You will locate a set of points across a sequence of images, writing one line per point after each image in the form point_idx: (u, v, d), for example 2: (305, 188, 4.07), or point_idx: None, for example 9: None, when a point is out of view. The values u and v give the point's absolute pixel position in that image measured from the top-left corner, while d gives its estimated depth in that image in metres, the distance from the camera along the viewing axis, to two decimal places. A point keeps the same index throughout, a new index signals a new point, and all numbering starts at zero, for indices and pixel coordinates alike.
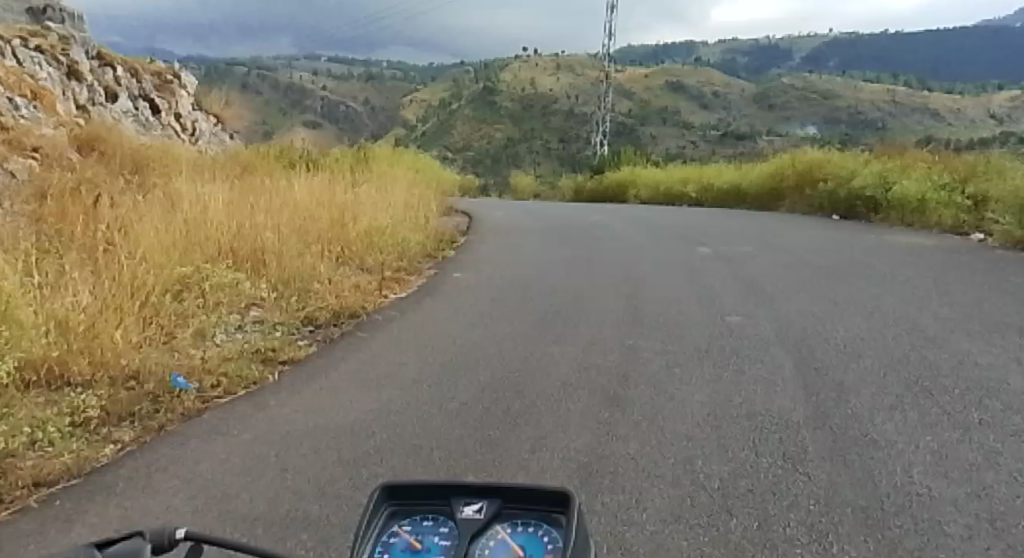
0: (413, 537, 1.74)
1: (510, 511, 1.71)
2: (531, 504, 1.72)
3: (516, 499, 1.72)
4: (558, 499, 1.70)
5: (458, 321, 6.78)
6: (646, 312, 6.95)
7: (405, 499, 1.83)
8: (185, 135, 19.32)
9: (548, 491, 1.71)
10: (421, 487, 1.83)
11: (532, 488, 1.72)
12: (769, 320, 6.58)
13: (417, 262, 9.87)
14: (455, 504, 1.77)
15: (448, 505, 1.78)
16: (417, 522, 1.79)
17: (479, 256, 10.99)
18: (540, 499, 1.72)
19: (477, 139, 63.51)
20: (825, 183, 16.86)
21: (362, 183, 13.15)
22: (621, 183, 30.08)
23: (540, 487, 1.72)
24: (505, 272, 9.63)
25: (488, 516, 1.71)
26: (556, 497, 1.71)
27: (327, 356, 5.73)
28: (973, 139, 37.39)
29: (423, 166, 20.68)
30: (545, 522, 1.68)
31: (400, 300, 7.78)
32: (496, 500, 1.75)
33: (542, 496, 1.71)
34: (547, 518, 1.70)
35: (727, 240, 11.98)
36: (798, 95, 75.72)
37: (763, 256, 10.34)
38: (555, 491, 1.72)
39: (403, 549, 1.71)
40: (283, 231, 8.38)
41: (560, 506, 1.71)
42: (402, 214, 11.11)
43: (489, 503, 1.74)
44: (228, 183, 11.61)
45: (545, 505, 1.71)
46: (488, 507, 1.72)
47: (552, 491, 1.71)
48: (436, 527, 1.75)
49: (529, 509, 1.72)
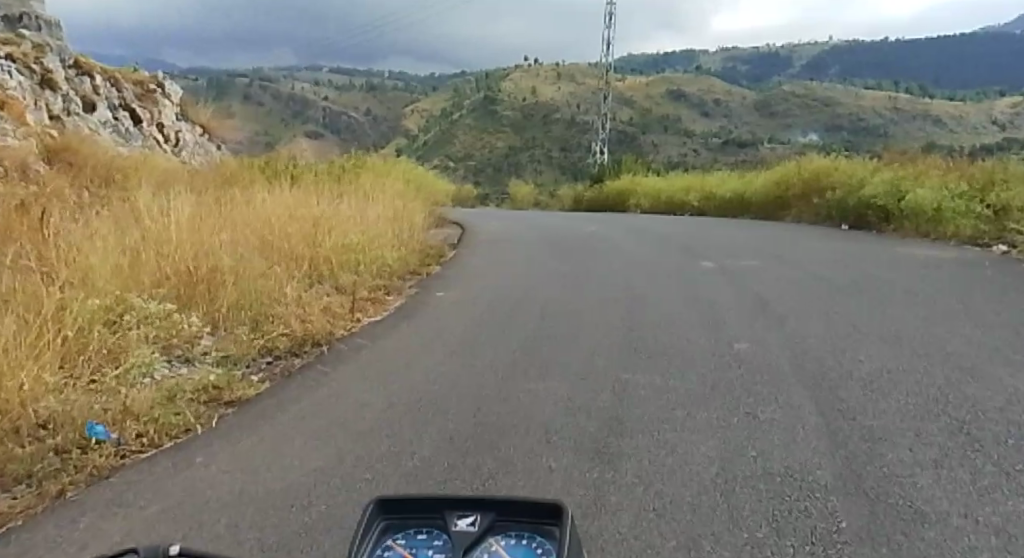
0: (406, 550, 1.84)
1: (502, 524, 1.82)
2: (522, 516, 1.83)
3: (508, 512, 1.84)
4: (551, 512, 1.83)
5: (434, 349, 6.05)
6: (644, 337, 6.23)
7: (400, 513, 1.94)
8: (167, 146, 18.63)
9: (539, 505, 1.83)
10: (414, 502, 1.94)
11: (522, 502, 1.85)
12: (781, 348, 5.86)
13: (399, 279, 9.19)
14: (448, 517, 1.88)
15: (443, 517, 1.89)
16: (411, 536, 1.89)
17: (467, 271, 10.28)
18: (533, 512, 1.84)
19: (477, 148, 62.96)
20: (833, 192, 16.17)
21: (347, 194, 12.48)
22: (621, 192, 29.42)
23: (531, 501, 1.84)
24: (493, 288, 8.91)
25: (481, 528, 1.81)
26: (549, 509, 1.84)
27: (280, 394, 5.00)
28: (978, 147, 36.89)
29: (416, 176, 20.00)
30: (538, 534, 1.79)
31: (373, 324, 7.06)
32: (489, 513, 1.86)
33: (535, 508, 1.84)
34: (539, 529, 1.82)
35: (731, 253, 11.27)
36: (799, 103, 75.15)
37: (772, 271, 9.61)
38: (548, 504, 1.84)
39: None
40: (247, 249, 7.74)
41: (552, 518, 1.83)
42: (385, 226, 10.44)
43: (482, 516, 1.85)
44: (201, 197, 10.97)
45: (539, 517, 1.83)
46: (481, 520, 1.84)
47: (545, 503, 1.83)
48: (430, 540, 1.85)
49: (521, 522, 1.83)
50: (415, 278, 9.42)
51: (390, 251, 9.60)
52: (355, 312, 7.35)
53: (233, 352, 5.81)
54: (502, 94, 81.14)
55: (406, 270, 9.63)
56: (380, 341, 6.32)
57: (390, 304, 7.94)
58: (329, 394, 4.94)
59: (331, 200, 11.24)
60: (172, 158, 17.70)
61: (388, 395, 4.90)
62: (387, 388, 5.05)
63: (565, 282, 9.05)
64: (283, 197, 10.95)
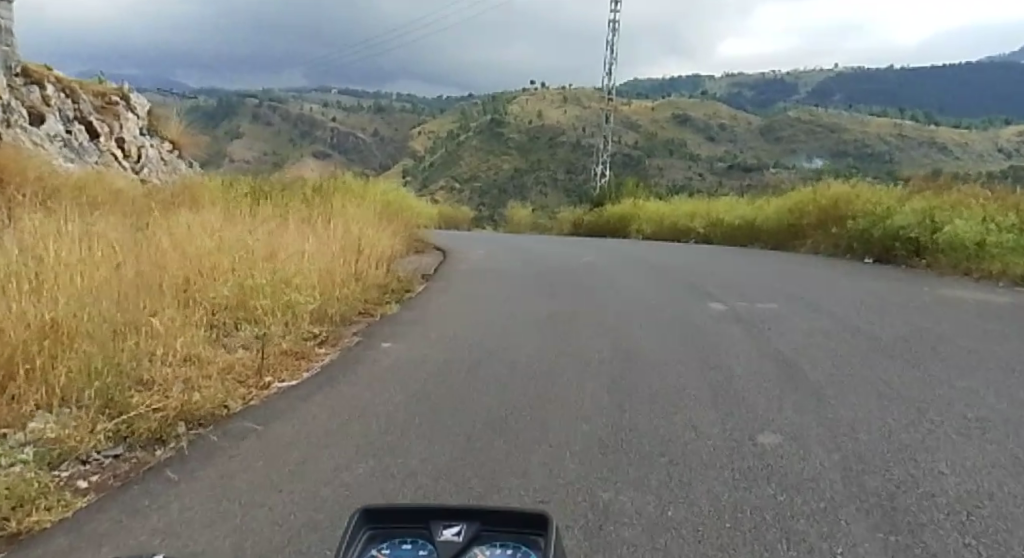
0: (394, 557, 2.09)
1: (485, 533, 2.11)
2: (502, 528, 2.14)
3: (490, 524, 2.14)
4: (528, 523, 2.15)
5: (347, 439, 4.41)
6: (634, 424, 4.58)
7: (386, 524, 2.21)
8: (126, 163, 17.12)
9: (522, 517, 2.15)
10: (400, 515, 2.23)
11: (503, 515, 2.16)
12: (825, 446, 4.21)
13: (344, 325, 7.59)
14: (434, 527, 2.16)
15: (429, 527, 2.17)
16: (395, 544, 2.14)
17: (430, 310, 8.66)
18: (512, 524, 2.14)
19: (482, 170, 61.53)
20: (855, 221, 14.57)
21: (305, 221, 10.93)
22: (623, 217, 27.79)
23: (513, 513, 2.16)
24: (455, 335, 7.28)
25: (466, 537, 2.10)
26: (527, 521, 2.15)
27: (91, 524, 3.37)
28: (988, 175, 35.22)
29: (400, 198, 18.42)
30: (518, 543, 2.07)
31: (283, 392, 5.44)
32: (472, 525, 2.15)
33: (514, 521, 2.14)
34: (519, 538, 2.11)
35: (744, 293, 9.66)
36: (806, 128, 73.74)
37: (797, 318, 7.96)
38: (526, 514, 2.16)
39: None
40: (137, 296, 6.20)
41: (530, 528, 2.14)
42: (336, 258, 8.87)
43: (466, 527, 2.15)
44: (128, 224, 9.47)
45: (517, 526, 2.14)
46: (466, 529, 2.13)
47: (521, 516, 2.15)
48: (415, 547, 2.09)
49: (504, 532, 2.13)
50: (366, 322, 7.81)
51: (335, 290, 8.01)
52: (265, 374, 5.75)
53: (62, 444, 4.20)
54: (505, 115, 79.85)
55: (354, 312, 8.05)
56: (277, 426, 4.67)
57: (319, 359, 6.32)
58: (155, 530, 3.30)
59: (280, 228, 9.71)
60: (129, 177, 16.13)
61: (247, 530, 3.26)
62: (250, 515, 3.41)
63: (545, 330, 7.42)
64: (223, 224, 9.42)
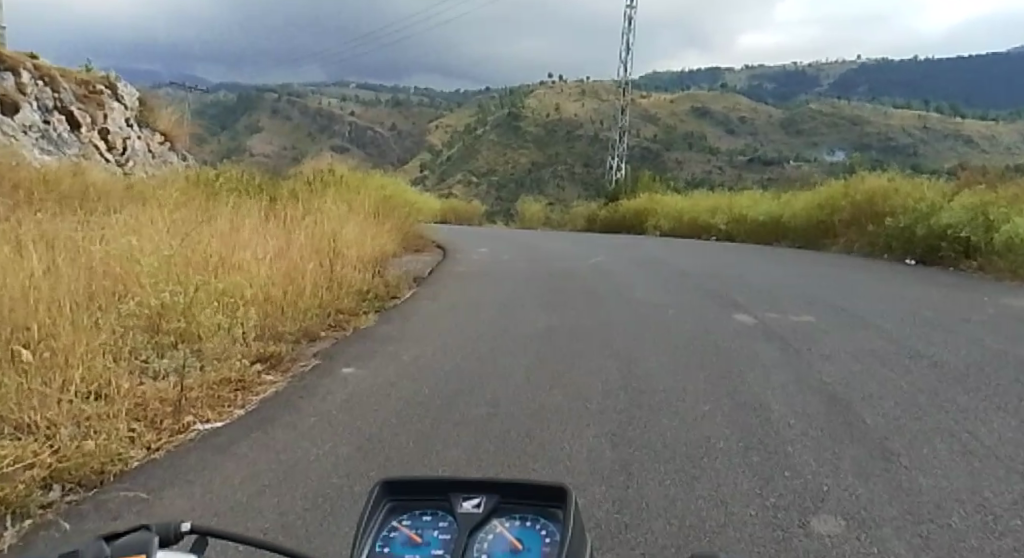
0: (413, 531, 1.93)
1: (506, 507, 1.90)
2: (526, 500, 1.91)
3: (512, 495, 1.92)
4: (549, 496, 1.90)
5: (257, 521, 3.28)
6: (643, 501, 3.43)
7: (409, 498, 2.02)
8: (110, 156, 16.06)
9: (544, 488, 1.90)
10: (419, 484, 2.02)
11: (525, 485, 1.93)
12: (909, 540, 3.05)
13: (303, 343, 6.44)
14: (453, 500, 1.96)
15: (449, 501, 1.97)
16: (417, 517, 1.98)
17: (413, 321, 7.53)
18: (531, 496, 1.91)
19: (500, 164, 60.35)
20: (894, 218, 13.33)
21: (282, 220, 9.81)
22: (639, 212, 26.57)
23: (534, 483, 1.92)
24: (433, 355, 6.13)
25: (485, 511, 1.89)
26: (547, 494, 1.90)
27: None
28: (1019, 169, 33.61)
29: (401, 192, 17.27)
30: (540, 515, 1.87)
31: (203, 439, 4.31)
32: (492, 497, 1.94)
33: (535, 492, 1.91)
34: (542, 512, 1.90)
35: (776, 302, 8.48)
36: (829, 120, 71.95)
37: (842, 335, 6.77)
38: (548, 487, 1.92)
39: (404, 541, 1.90)
40: (36, 314, 5.04)
41: (553, 501, 1.90)
42: (308, 260, 7.75)
43: (486, 499, 1.93)
44: (76, 223, 8.38)
45: (541, 500, 1.90)
46: (486, 502, 1.91)
47: (542, 488, 1.90)
48: (436, 522, 1.93)
49: (525, 504, 1.91)
50: (333, 339, 6.68)
51: (299, 302, 6.88)
52: (186, 414, 4.61)
53: None
54: (522, 108, 78.55)
55: (320, 327, 6.92)
56: (170, 497, 3.53)
57: (262, 390, 5.19)
58: None
59: (248, 226, 8.60)
60: (111, 171, 15.07)
61: None
62: None
63: (543, 351, 6.25)
64: (181, 225, 8.32)
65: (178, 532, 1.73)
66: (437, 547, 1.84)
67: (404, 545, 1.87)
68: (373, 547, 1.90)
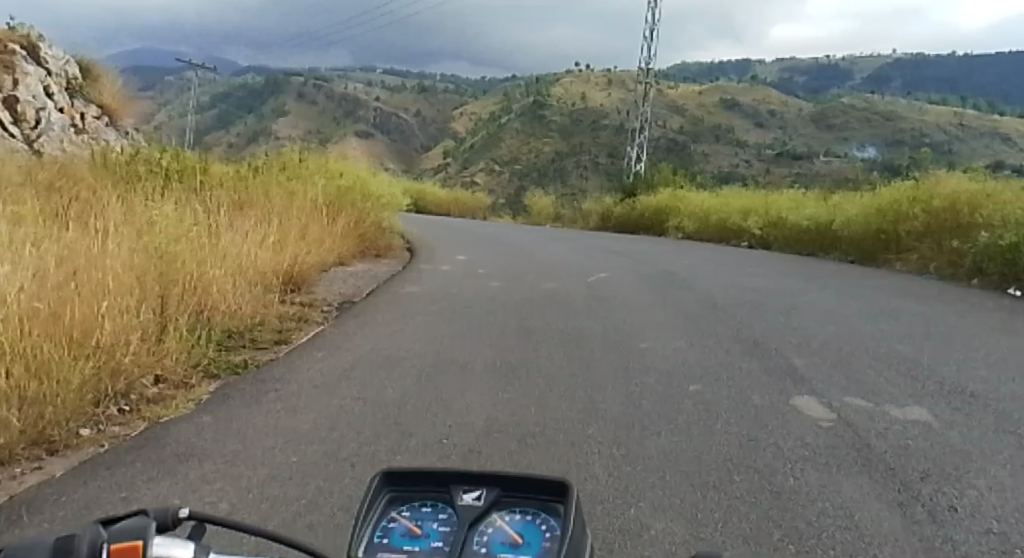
0: (411, 524, 1.43)
1: (511, 500, 1.40)
2: (529, 491, 1.41)
3: (517, 484, 1.41)
4: (560, 486, 1.39)
5: None
6: None
7: (407, 484, 1.52)
8: (15, 129, 13.13)
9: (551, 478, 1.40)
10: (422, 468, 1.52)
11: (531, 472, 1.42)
12: None
13: (12, 472, 3.46)
14: (455, 490, 1.46)
15: (450, 489, 1.47)
16: (416, 508, 1.48)
17: (264, 401, 4.53)
18: (539, 486, 1.40)
19: (523, 152, 57.15)
20: (990, 233, 10.37)
21: (128, 225, 6.71)
22: (659, 210, 23.50)
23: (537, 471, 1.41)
24: (232, 508, 3.15)
25: (487, 503, 1.40)
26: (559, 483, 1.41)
27: None
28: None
29: (367, 182, 14.15)
30: (542, 509, 1.37)
31: None
32: (496, 486, 1.43)
33: (543, 481, 1.40)
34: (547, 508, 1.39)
35: (859, 374, 5.50)
36: (864, 114, 68.14)
37: (1003, 470, 3.79)
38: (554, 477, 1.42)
39: (401, 535, 1.39)
40: None
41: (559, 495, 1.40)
42: (100, 302, 4.75)
43: (489, 489, 1.43)
44: None
45: (545, 493, 1.40)
46: (487, 494, 1.41)
47: (547, 478, 1.39)
48: (436, 513, 1.44)
49: (529, 497, 1.41)
50: (87, 453, 3.74)
51: None
52: None
53: None
54: (545, 96, 75.29)
55: (76, 426, 3.94)
56: None
57: None
58: None
59: (40, 244, 5.56)
60: (10, 147, 12.23)
61: None
62: None
63: None
64: None
65: (176, 517, 1.22)
66: (436, 542, 1.36)
67: (402, 538, 1.37)
68: (365, 541, 1.40)
